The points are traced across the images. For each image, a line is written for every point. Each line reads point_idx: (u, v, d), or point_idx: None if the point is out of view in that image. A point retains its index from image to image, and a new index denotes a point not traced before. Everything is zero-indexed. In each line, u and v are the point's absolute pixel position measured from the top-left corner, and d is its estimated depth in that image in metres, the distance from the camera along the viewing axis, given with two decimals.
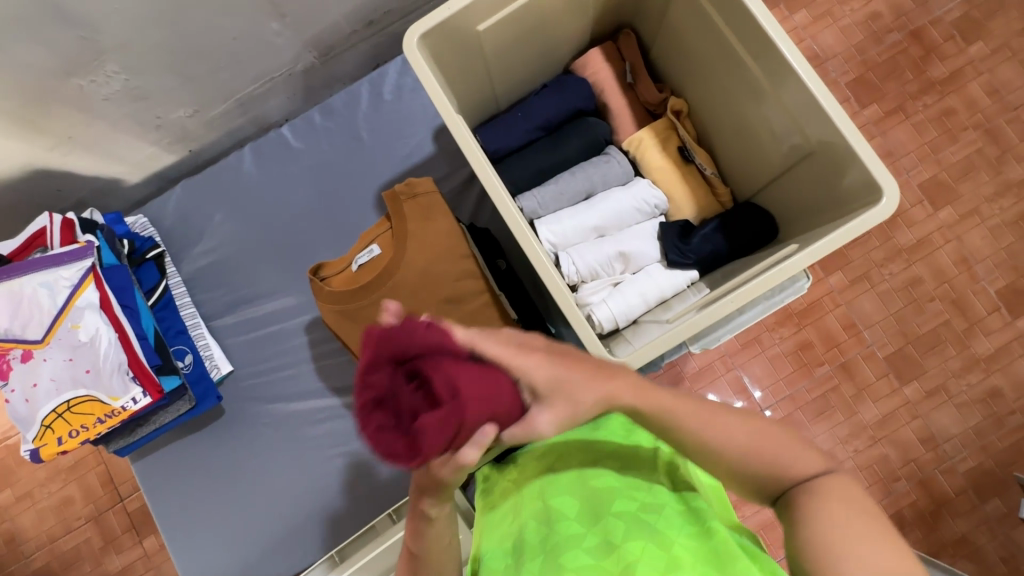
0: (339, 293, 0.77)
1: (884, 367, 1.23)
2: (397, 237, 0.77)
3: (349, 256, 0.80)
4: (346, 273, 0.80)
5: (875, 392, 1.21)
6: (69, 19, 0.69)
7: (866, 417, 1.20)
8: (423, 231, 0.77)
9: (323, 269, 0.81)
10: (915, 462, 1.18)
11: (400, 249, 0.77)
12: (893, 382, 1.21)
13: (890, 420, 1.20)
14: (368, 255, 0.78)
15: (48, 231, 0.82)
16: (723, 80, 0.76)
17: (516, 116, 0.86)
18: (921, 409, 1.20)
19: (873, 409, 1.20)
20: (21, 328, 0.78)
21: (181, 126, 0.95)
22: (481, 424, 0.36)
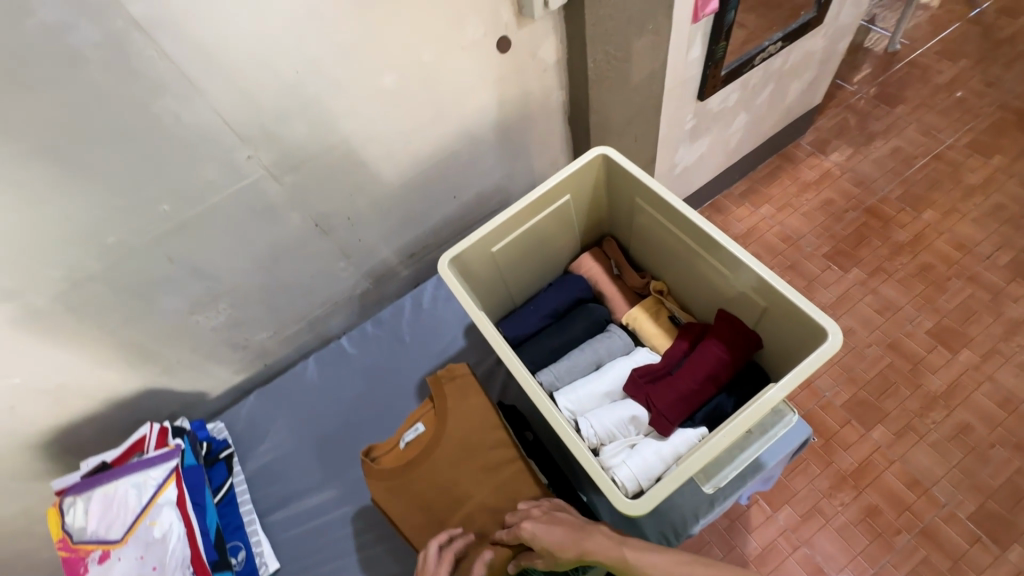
0: (390, 469, 0.87)
1: (974, 531, 1.21)
2: (439, 414, 0.89)
3: (397, 435, 0.91)
4: (394, 450, 0.90)
5: (976, 563, 1.17)
6: (202, 275, 0.96)
7: None
8: (461, 406, 0.88)
9: (375, 450, 0.91)
10: None
11: (442, 424, 0.88)
12: (990, 547, 1.18)
13: None
14: (415, 433, 0.88)
15: (146, 439, 0.98)
16: (687, 263, 0.95)
17: (529, 309, 1.05)
18: None
19: None
20: (105, 529, 0.88)
21: (262, 345, 1.19)
22: (674, 406, 0.86)
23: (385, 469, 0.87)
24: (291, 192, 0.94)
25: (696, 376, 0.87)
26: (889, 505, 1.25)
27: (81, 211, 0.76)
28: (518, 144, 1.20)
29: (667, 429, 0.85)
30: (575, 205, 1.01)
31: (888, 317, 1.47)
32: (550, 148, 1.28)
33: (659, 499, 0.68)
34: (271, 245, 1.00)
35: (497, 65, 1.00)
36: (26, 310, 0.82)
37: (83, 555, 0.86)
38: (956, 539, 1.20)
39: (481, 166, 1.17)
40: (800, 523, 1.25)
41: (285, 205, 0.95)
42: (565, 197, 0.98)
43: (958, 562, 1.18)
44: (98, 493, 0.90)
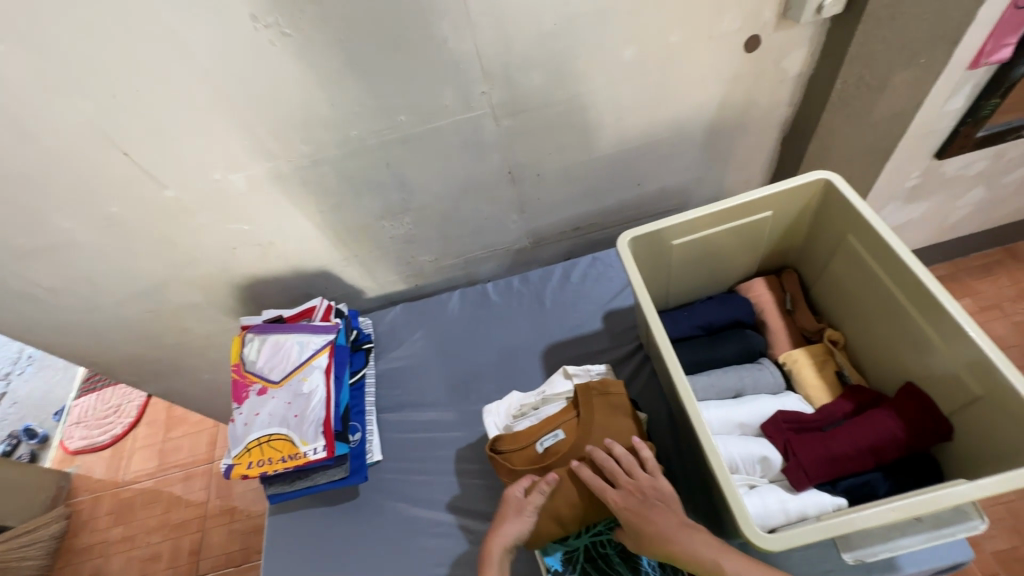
0: (526, 471, 0.88)
1: None
2: (584, 428, 0.88)
3: (534, 436, 0.90)
4: (527, 452, 0.90)
5: None
6: (402, 187, 1.07)
7: None
8: (609, 425, 0.88)
9: (501, 443, 0.92)
10: None
11: (587, 440, 0.87)
12: None
13: None
14: (553, 438, 0.88)
15: (315, 309, 1.13)
16: (883, 321, 0.85)
17: (682, 314, 1.02)
18: None
19: None
20: (269, 369, 1.03)
21: (420, 267, 1.30)
22: (815, 464, 0.78)
23: (519, 469, 0.89)
24: (503, 134, 1.00)
25: (851, 441, 0.78)
26: None
27: (341, 101, 0.89)
28: (721, 151, 1.15)
29: (802, 484, 0.79)
30: (771, 226, 0.95)
31: None
32: (749, 164, 1.22)
33: (793, 544, 0.62)
34: (464, 179, 1.09)
35: (737, 64, 0.97)
36: (273, 172, 0.98)
37: (248, 383, 1.03)
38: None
39: (675, 162, 1.15)
40: None
41: (493, 146, 1.02)
42: (766, 213, 0.92)
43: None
44: (271, 339, 1.07)
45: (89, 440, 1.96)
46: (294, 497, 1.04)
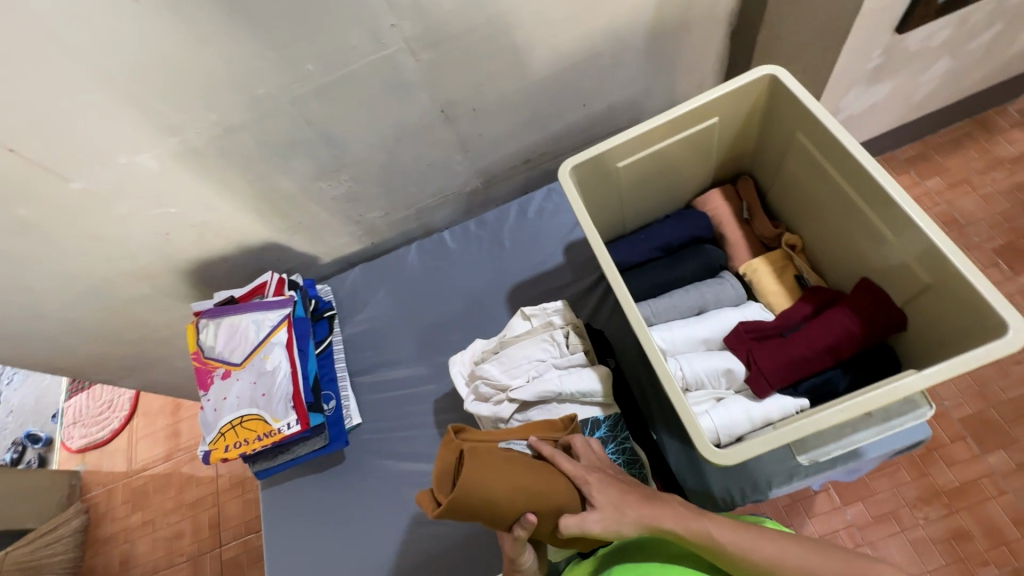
0: (487, 451, 0.64)
1: None
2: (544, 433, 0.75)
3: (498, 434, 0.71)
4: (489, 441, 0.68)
5: None
6: (332, 143, 1.00)
7: None
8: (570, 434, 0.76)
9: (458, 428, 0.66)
10: None
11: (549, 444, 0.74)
12: None
13: None
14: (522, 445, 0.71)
15: (266, 285, 1.09)
16: (837, 219, 0.83)
17: (639, 237, 0.99)
18: None
19: None
20: (229, 352, 1.01)
21: (372, 224, 1.24)
22: (775, 370, 0.79)
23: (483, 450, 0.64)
24: (426, 69, 0.92)
25: (810, 343, 0.78)
26: (982, 535, 1.12)
27: (236, 56, 0.79)
28: (667, 55, 1.07)
29: (764, 391, 0.79)
30: (719, 132, 0.90)
31: None
32: (699, 66, 1.14)
33: (749, 456, 0.63)
34: (396, 124, 1.01)
35: None
36: (183, 145, 0.90)
37: (211, 369, 1.01)
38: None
39: (620, 74, 1.07)
40: (869, 522, 1.17)
41: (417, 84, 0.94)
42: (711, 120, 0.87)
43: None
44: (226, 321, 1.03)
45: (89, 438, 1.98)
46: (281, 469, 1.05)
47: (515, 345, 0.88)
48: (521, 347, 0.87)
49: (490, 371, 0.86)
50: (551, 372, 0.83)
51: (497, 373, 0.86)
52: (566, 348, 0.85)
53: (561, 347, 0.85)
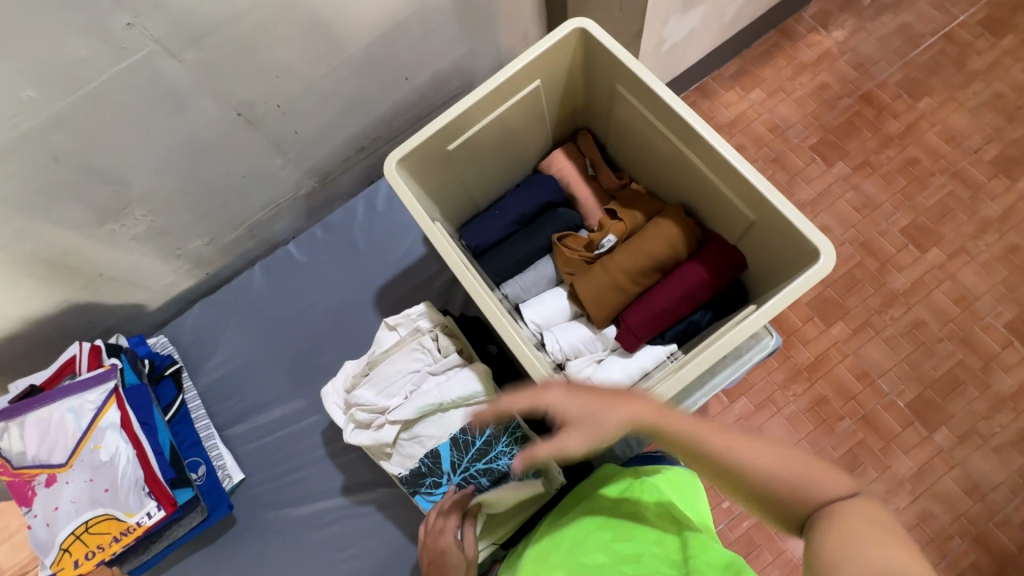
0: None
1: (907, 415, 1.30)
2: None
3: None
4: None
5: (903, 443, 1.28)
6: (105, 178, 0.82)
7: (900, 471, 1.26)
8: None
9: None
10: (964, 517, 1.23)
11: None
12: (920, 430, 1.28)
13: (926, 471, 1.26)
14: None
15: (77, 359, 0.90)
16: (670, 164, 0.84)
17: (493, 214, 0.95)
18: (957, 456, 1.26)
19: (906, 461, 1.27)
20: (48, 454, 0.83)
21: (199, 254, 1.06)
22: (644, 324, 0.82)
23: None
24: (198, 70, 0.76)
25: (669, 295, 0.81)
26: (836, 396, 1.32)
27: None
28: (483, 10, 0.99)
29: (633, 345, 0.83)
30: (547, 92, 0.86)
31: (865, 216, 1.43)
32: (520, 18, 1.07)
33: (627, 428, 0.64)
34: (185, 138, 0.84)
35: None
36: None
37: (28, 480, 0.83)
38: (891, 425, 1.29)
39: (437, 38, 0.98)
40: (752, 413, 1.32)
41: (194, 90, 0.78)
42: (535, 83, 0.83)
43: (890, 445, 1.28)
44: (32, 418, 0.84)
45: None
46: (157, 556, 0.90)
47: (385, 361, 0.82)
48: (391, 363, 0.81)
49: (365, 396, 0.81)
50: (428, 380, 0.80)
51: (373, 397, 0.81)
52: (438, 351, 0.81)
53: (433, 352, 0.81)
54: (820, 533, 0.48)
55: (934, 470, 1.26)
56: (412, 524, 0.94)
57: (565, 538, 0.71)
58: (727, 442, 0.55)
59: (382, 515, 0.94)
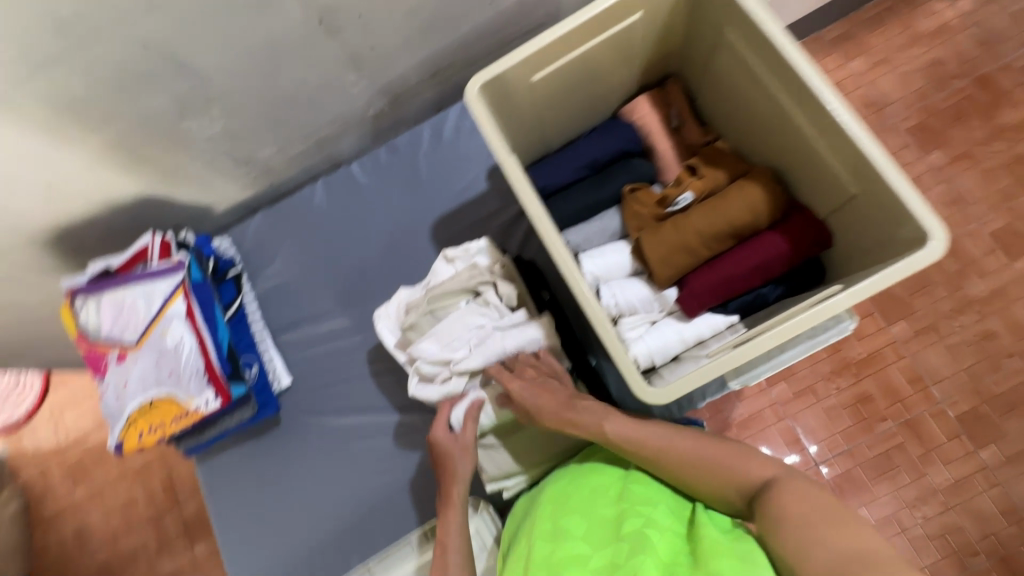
0: None
1: (955, 427, 1.24)
2: None
3: None
4: None
5: (946, 454, 1.22)
6: (186, 70, 0.81)
7: (935, 481, 1.21)
8: None
9: None
10: (995, 537, 1.18)
11: None
12: (966, 443, 1.22)
13: (963, 485, 1.20)
14: None
15: (149, 249, 0.94)
16: (767, 123, 0.77)
17: (565, 156, 0.91)
18: (1001, 475, 1.20)
19: (944, 471, 1.21)
20: (120, 333, 0.89)
21: (266, 162, 1.07)
22: (707, 291, 0.78)
23: None
24: None
25: (741, 265, 0.76)
26: (883, 396, 1.26)
27: None
28: None
29: (693, 310, 0.79)
30: (646, 27, 0.79)
31: (956, 212, 1.31)
32: None
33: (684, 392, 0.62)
34: (266, 39, 0.83)
35: None
36: None
37: (102, 354, 0.89)
38: (936, 433, 1.23)
39: None
40: (789, 399, 1.28)
41: None
42: (635, 15, 0.76)
43: (931, 453, 1.22)
44: (108, 298, 0.90)
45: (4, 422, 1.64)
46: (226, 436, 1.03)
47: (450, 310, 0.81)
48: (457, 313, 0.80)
49: (428, 347, 0.79)
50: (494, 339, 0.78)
51: (435, 349, 0.79)
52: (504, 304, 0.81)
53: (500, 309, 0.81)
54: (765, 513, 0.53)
55: (973, 486, 1.20)
56: None
57: (584, 482, 0.65)
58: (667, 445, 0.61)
59: (415, 439, 0.98)
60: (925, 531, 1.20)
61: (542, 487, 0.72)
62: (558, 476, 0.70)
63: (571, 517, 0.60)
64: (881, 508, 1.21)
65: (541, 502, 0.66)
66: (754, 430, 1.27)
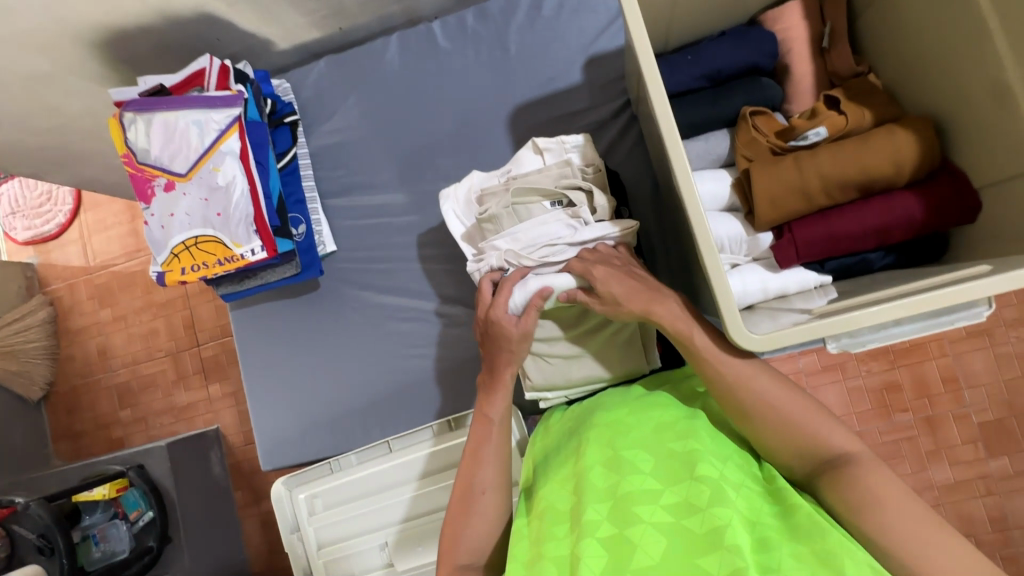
0: None
1: (973, 432, 1.19)
2: None
3: None
4: None
5: (955, 454, 1.19)
6: None
7: (935, 477, 1.19)
8: None
9: None
10: (974, 537, 1.17)
11: None
12: (978, 450, 1.18)
13: (962, 486, 1.18)
14: None
15: (206, 73, 0.86)
16: (948, 62, 0.65)
17: (684, 58, 0.79)
18: (1000, 486, 1.17)
19: (946, 470, 1.19)
20: (169, 159, 0.83)
21: (340, 2, 0.94)
22: (812, 243, 0.70)
23: None
24: None
25: (861, 222, 0.68)
26: (911, 388, 1.21)
27: None
28: None
29: (789, 262, 0.71)
30: None
31: None
32: None
33: (778, 346, 0.56)
34: None
35: None
36: None
37: (149, 178, 0.84)
38: (952, 434, 1.19)
39: None
40: (818, 370, 1.24)
41: None
42: None
43: (940, 451, 1.19)
44: (158, 118, 0.83)
45: (35, 231, 1.63)
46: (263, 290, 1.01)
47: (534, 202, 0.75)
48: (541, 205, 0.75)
49: (495, 239, 0.75)
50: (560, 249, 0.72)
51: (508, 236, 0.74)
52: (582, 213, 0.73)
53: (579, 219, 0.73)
54: (838, 494, 0.52)
55: (971, 489, 1.18)
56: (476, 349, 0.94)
57: (650, 417, 0.60)
58: (748, 385, 0.56)
59: (452, 332, 0.95)
60: None
61: (592, 409, 0.68)
62: (613, 403, 0.66)
63: (637, 450, 0.55)
64: None
65: (597, 426, 0.61)
66: None
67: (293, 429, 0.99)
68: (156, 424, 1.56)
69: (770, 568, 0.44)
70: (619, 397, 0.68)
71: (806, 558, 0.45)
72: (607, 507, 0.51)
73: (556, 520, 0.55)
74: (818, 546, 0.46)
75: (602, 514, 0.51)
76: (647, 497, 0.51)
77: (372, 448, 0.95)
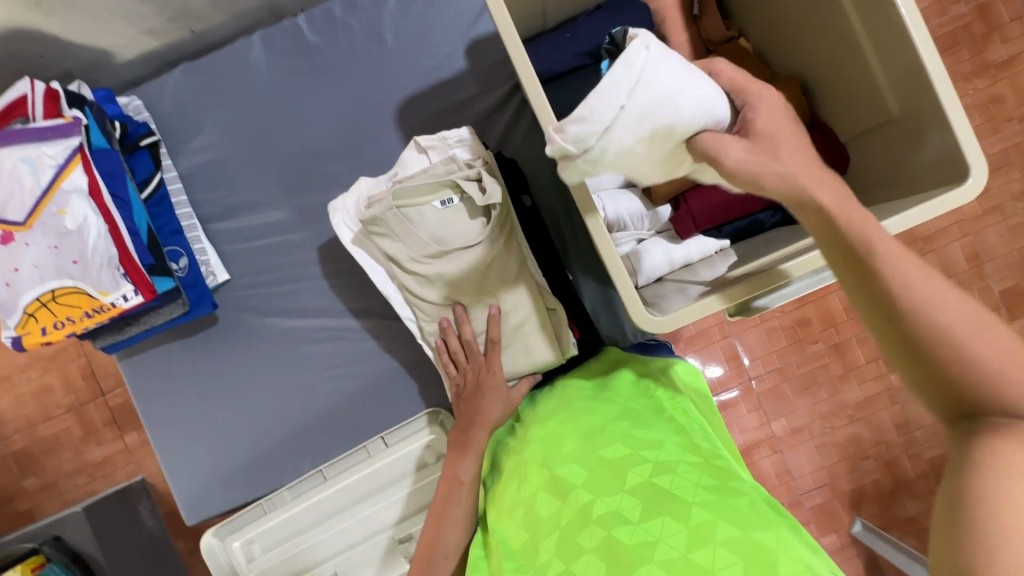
0: None
1: (874, 351, 1.30)
2: None
3: None
4: None
5: (861, 374, 1.30)
6: None
7: (848, 397, 1.31)
8: None
9: None
10: (885, 444, 1.30)
11: None
12: (881, 366, 1.29)
13: (871, 402, 1.30)
14: None
15: (29, 101, 0.75)
16: (805, 21, 0.67)
17: (564, 37, 0.77)
18: (901, 395, 1.30)
19: (857, 390, 1.30)
20: (1, 207, 0.71)
21: (183, 2, 0.83)
22: (706, 211, 0.72)
23: None
24: None
25: None
26: (820, 321, 1.31)
27: None
28: None
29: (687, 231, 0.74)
30: None
31: None
32: None
33: (679, 324, 0.58)
34: None
35: None
36: None
37: None
38: (858, 357, 1.30)
39: None
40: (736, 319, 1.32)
41: None
42: None
43: (849, 373, 1.30)
44: None
45: None
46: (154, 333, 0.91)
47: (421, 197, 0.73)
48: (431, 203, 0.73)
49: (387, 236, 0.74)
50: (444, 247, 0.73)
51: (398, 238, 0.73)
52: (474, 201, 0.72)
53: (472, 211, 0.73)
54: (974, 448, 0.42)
55: (878, 403, 1.30)
56: (401, 357, 0.91)
57: (581, 423, 0.60)
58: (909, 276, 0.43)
59: (374, 344, 0.91)
60: (828, 439, 1.30)
61: (529, 424, 0.68)
62: (546, 415, 0.66)
63: (571, 467, 0.56)
64: (797, 419, 1.31)
65: (533, 443, 0.62)
66: (701, 345, 1.31)
67: (213, 474, 0.92)
68: (70, 487, 1.40)
69: (705, 570, 0.43)
70: (554, 402, 0.68)
71: (738, 546, 0.43)
72: (555, 540, 0.52)
73: (510, 559, 0.55)
74: (751, 533, 0.44)
75: (552, 552, 0.51)
76: (583, 517, 0.51)
77: (306, 480, 0.88)
